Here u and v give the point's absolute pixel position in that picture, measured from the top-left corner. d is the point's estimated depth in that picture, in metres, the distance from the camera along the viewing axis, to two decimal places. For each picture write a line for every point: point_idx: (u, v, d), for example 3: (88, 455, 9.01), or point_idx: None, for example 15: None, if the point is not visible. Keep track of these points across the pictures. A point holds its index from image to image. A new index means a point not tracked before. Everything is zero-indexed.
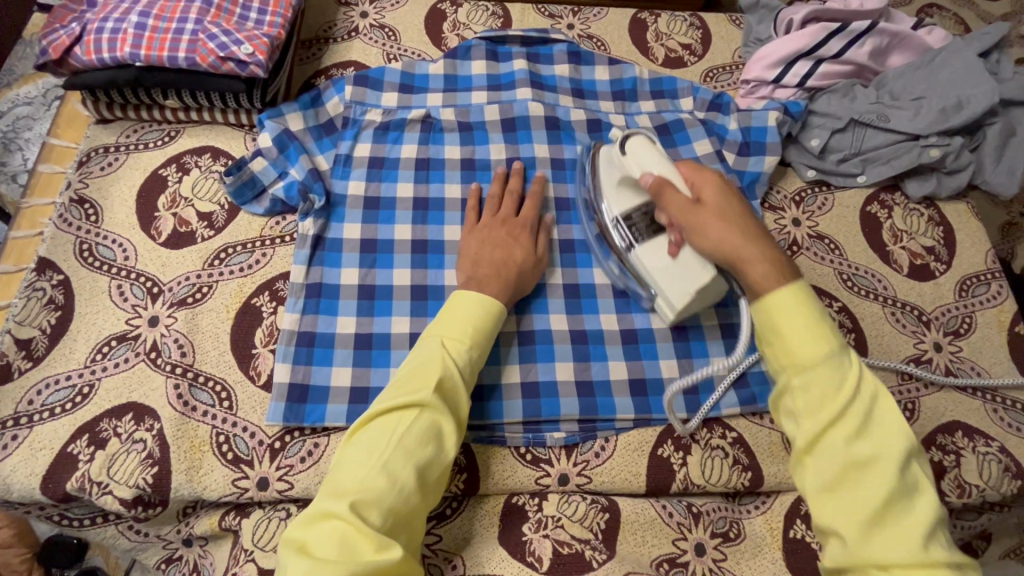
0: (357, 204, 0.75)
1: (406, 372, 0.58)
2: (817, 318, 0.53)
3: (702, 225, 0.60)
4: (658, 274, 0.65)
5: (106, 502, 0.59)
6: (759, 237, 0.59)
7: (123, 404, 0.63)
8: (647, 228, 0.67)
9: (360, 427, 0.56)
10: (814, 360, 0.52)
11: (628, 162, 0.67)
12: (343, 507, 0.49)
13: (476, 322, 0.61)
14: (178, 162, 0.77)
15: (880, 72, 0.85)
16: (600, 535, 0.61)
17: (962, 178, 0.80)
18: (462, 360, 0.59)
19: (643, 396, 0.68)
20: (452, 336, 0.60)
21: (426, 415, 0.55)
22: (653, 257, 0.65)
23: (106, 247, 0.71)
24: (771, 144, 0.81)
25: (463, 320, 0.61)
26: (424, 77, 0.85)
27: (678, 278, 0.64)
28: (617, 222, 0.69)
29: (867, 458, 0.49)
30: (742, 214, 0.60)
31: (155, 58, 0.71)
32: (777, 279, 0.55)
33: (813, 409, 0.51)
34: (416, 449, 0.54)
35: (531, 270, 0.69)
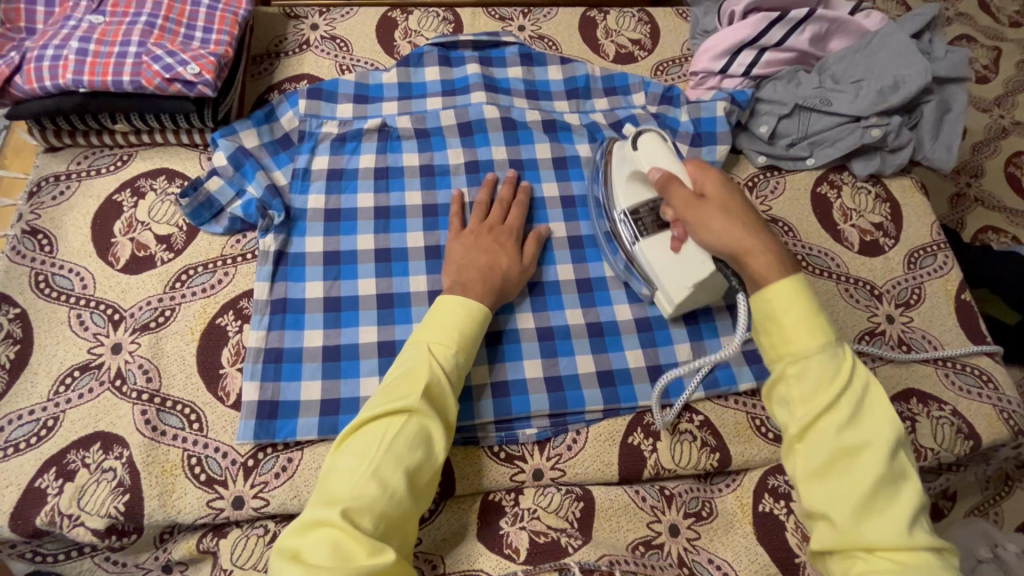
0: (317, 217, 0.75)
1: (395, 378, 0.58)
2: (814, 309, 0.54)
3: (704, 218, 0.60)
4: (660, 266, 0.67)
5: (78, 534, 0.59)
6: (762, 226, 0.60)
7: (90, 434, 0.62)
8: (653, 223, 0.69)
9: (353, 433, 0.55)
10: (808, 350, 0.53)
11: (639, 157, 0.69)
12: (334, 514, 0.49)
13: (463, 327, 0.62)
14: (132, 186, 0.76)
15: (822, 57, 0.88)
16: (575, 523, 0.63)
17: (904, 156, 0.83)
18: (449, 363, 0.59)
19: (611, 387, 0.69)
20: (438, 341, 0.60)
21: (417, 418, 0.55)
22: (658, 249, 0.67)
23: (63, 276, 0.70)
24: (722, 133, 0.83)
25: (449, 324, 0.61)
26: (378, 87, 0.85)
27: (680, 269, 0.65)
28: (625, 216, 0.71)
29: (858, 446, 0.50)
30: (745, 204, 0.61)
31: (99, 84, 0.70)
32: (780, 270, 0.56)
33: (808, 397, 0.52)
34: (405, 455, 0.53)
35: (517, 277, 0.70)
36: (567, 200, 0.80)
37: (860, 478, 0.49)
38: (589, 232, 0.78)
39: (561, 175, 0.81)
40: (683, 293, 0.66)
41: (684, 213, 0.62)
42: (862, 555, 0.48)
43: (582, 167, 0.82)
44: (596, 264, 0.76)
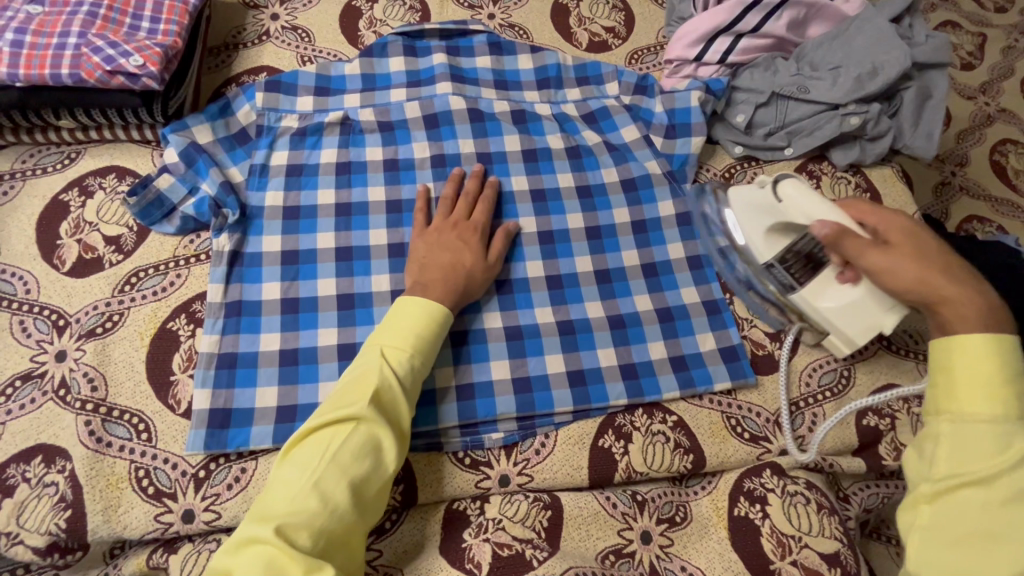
0: (275, 215, 0.72)
1: (346, 384, 0.55)
2: (1004, 379, 0.50)
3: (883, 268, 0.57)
4: (836, 316, 0.64)
5: (18, 553, 0.56)
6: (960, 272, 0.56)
7: (31, 447, 0.59)
8: (805, 268, 0.66)
9: (299, 439, 0.53)
10: (978, 413, 0.50)
11: (787, 209, 0.64)
12: (267, 531, 0.46)
13: (419, 329, 0.59)
14: (80, 185, 0.72)
15: (800, 44, 0.85)
16: (543, 533, 0.60)
17: (885, 144, 0.80)
18: (402, 368, 0.57)
19: (582, 387, 0.66)
20: (391, 344, 0.58)
21: (364, 425, 0.53)
22: (828, 295, 0.65)
23: (5, 281, 0.67)
24: (697, 124, 0.80)
25: (406, 327, 0.59)
26: (341, 79, 0.82)
27: (862, 317, 0.63)
28: (771, 266, 0.67)
29: (1008, 535, 0.46)
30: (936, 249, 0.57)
31: (36, 77, 0.66)
32: (982, 325, 0.52)
33: (963, 460, 0.49)
34: (350, 465, 0.51)
35: (480, 275, 0.67)
36: (537, 194, 0.77)
37: (1002, 566, 0.45)
38: (561, 226, 0.76)
39: (531, 169, 0.78)
40: (868, 335, 0.64)
41: (865, 262, 0.58)
42: None
43: (552, 159, 0.79)
44: (567, 259, 0.74)
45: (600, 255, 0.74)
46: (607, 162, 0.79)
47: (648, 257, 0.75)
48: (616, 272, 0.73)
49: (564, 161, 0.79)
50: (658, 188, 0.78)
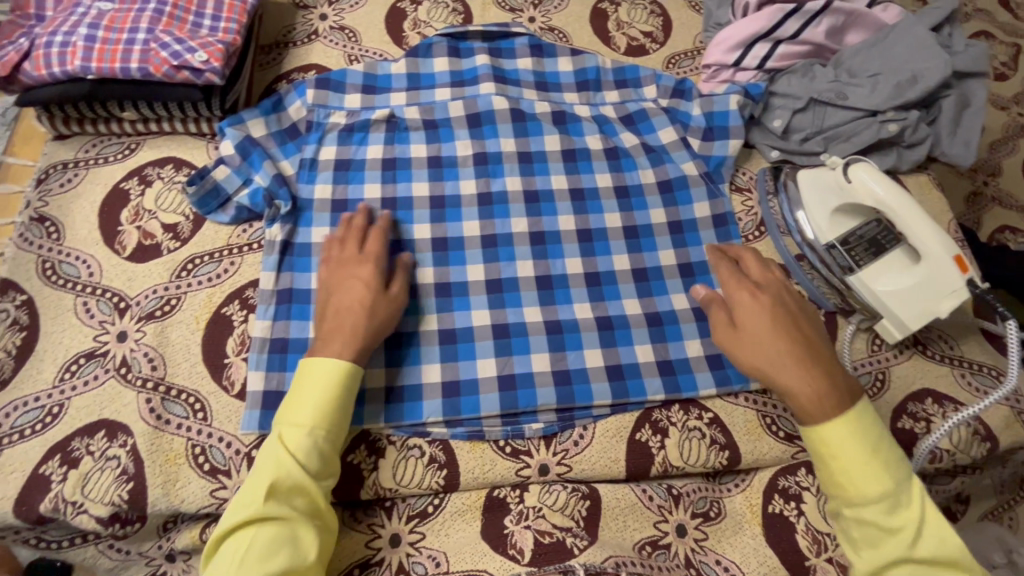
0: (324, 207, 0.75)
1: (251, 478, 0.56)
2: (869, 457, 0.56)
3: (735, 346, 0.62)
4: (892, 299, 0.67)
5: (82, 521, 0.59)
6: (787, 340, 0.61)
7: (95, 422, 0.62)
8: (867, 252, 0.70)
9: (218, 542, 0.55)
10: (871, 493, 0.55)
11: (854, 190, 0.70)
12: None
13: (317, 403, 0.58)
14: (140, 174, 0.75)
15: (838, 51, 0.86)
16: (582, 522, 0.62)
17: (921, 151, 0.81)
18: (302, 447, 0.56)
19: (620, 381, 0.68)
20: (289, 426, 0.57)
21: (270, 519, 0.54)
22: (886, 280, 0.68)
23: (69, 264, 0.70)
24: (735, 127, 0.82)
25: (301, 402, 0.58)
26: (387, 78, 0.84)
27: (918, 302, 0.66)
28: (833, 246, 0.71)
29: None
30: (770, 312, 0.62)
31: (107, 70, 0.69)
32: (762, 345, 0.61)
33: (874, 543, 0.55)
34: (261, 565, 0.52)
35: (382, 306, 0.64)
36: (576, 193, 0.79)
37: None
38: (599, 225, 0.77)
39: (570, 168, 0.80)
40: (924, 321, 0.66)
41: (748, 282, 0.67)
42: None
43: (591, 160, 0.81)
44: (605, 257, 0.75)
45: (638, 254, 0.76)
46: (645, 163, 0.81)
47: (684, 257, 0.76)
48: (653, 271, 0.75)
49: (603, 161, 0.81)
50: (695, 189, 0.80)
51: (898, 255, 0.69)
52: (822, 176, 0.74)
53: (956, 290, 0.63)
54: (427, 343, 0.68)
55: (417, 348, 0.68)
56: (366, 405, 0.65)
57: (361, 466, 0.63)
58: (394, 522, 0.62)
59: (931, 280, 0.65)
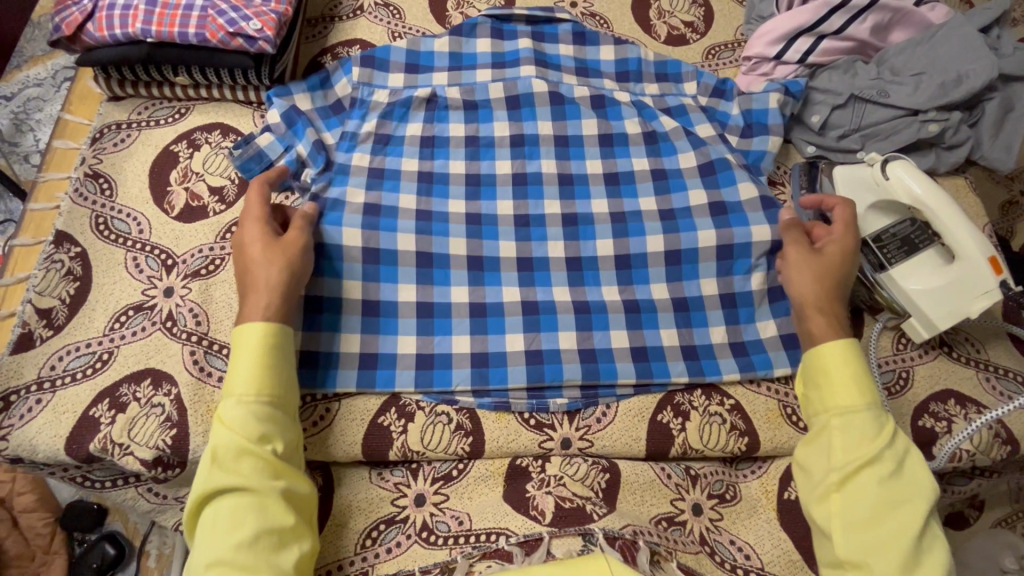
0: (360, 173, 0.76)
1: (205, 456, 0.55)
2: (860, 376, 0.60)
3: (804, 263, 0.66)
4: (921, 297, 0.68)
5: (127, 463, 0.62)
6: (840, 281, 0.66)
7: (142, 370, 0.65)
8: (899, 251, 0.70)
9: (196, 521, 0.55)
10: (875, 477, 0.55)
11: (891, 187, 0.70)
12: None
13: (244, 372, 0.58)
14: (189, 138, 0.78)
15: (881, 49, 0.86)
16: (600, 493, 0.64)
17: (961, 153, 0.80)
18: (235, 416, 0.56)
19: (645, 361, 0.69)
20: (224, 400, 0.58)
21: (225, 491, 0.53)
22: (916, 279, 0.68)
23: (121, 220, 0.73)
24: (774, 125, 0.81)
25: (233, 373, 0.58)
26: (429, 55, 0.85)
27: (948, 300, 0.66)
28: (865, 244, 0.71)
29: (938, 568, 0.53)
30: (843, 256, 0.66)
31: (166, 35, 0.72)
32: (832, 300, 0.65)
33: (849, 449, 0.57)
34: (231, 530, 0.52)
35: (259, 295, 0.61)
36: (611, 177, 0.80)
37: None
38: (634, 209, 0.77)
39: (606, 153, 0.81)
40: (951, 321, 0.66)
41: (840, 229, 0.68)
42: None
43: (628, 146, 0.81)
44: (639, 238, 0.75)
45: (674, 235, 0.75)
46: (685, 148, 0.81)
47: (725, 238, 0.74)
48: (687, 253, 0.74)
49: (640, 147, 0.81)
50: (738, 171, 0.78)
51: (929, 255, 0.69)
52: (859, 173, 0.73)
53: (986, 292, 0.64)
54: (458, 316, 0.70)
55: (447, 320, 0.70)
56: (398, 370, 0.67)
57: (389, 427, 0.66)
58: (419, 482, 0.65)
59: (963, 279, 0.65)
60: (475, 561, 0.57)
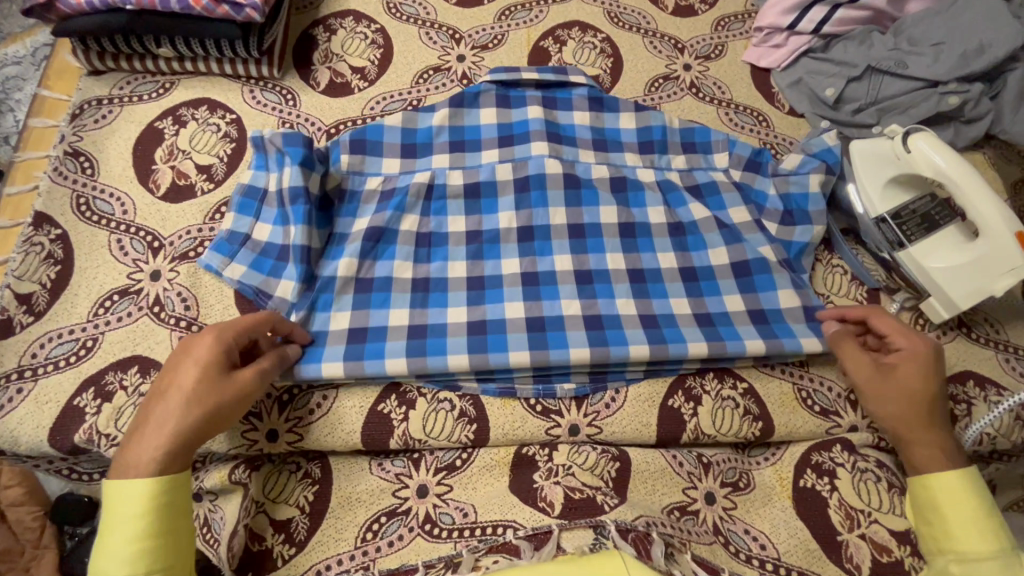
0: (346, 287, 0.66)
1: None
2: (985, 513, 0.53)
3: (880, 394, 0.59)
4: (942, 276, 0.65)
5: (115, 454, 0.59)
6: (932, 406, 0.58)
7: (129, 357, 0.62)
8: (918, 227, 0.67)
9: None
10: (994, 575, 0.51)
11: (911, 160, 0.66)
12: None
13: (126, 540, 0.48)
14: (174, 114, 0.74)
15: (899, 19, 0.82)
16: (610, 483, 0.61)
17: (980, 128, 0.77)
18: None
19: (655, 328, 0.65)
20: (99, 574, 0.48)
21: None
22: (936, 257, 0.66)
23: (103, 201, 0.69)
24: (817, 212, 0.72)
25: (114, 536, 0.49)
26: (427, 131, 0.74)
27: (970, 280, 0.63)
28: (882, 221, 0.69)
29: None
30: (928, 383, 0.58)
31: (146, 2, 0.68)
32: (919, 429, 0.57)
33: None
34: None
35: (157, 441, 0.51)
36: (636, 274, 0.69)
37: None
38: (665, 311, 0.67)
39: (629, 246, 0.70)
40: (975, 301, 0.63)
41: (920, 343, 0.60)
42: None
43: (652, 236, 0.71)
44: (678, 346, 0.64)
45: (717, 343, 0.64)
46: (717, 241, 0.71)
47: (774, 347, 0.64)
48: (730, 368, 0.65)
49: (666, 238, 0.71)
50: (777, 274, 0.69)
51: (950, 232, 0.66)
52: (878, 146, 0.70)
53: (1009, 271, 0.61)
54: (454, 289, 0.67)
55: (443, 294, 0.67)
56: (389, 343, 0.63)
57: (390, 415, 0.63)
58: (422, 473, 0.62)
59: (988, 257, 0.62)
60: (481, 554, 0.55)
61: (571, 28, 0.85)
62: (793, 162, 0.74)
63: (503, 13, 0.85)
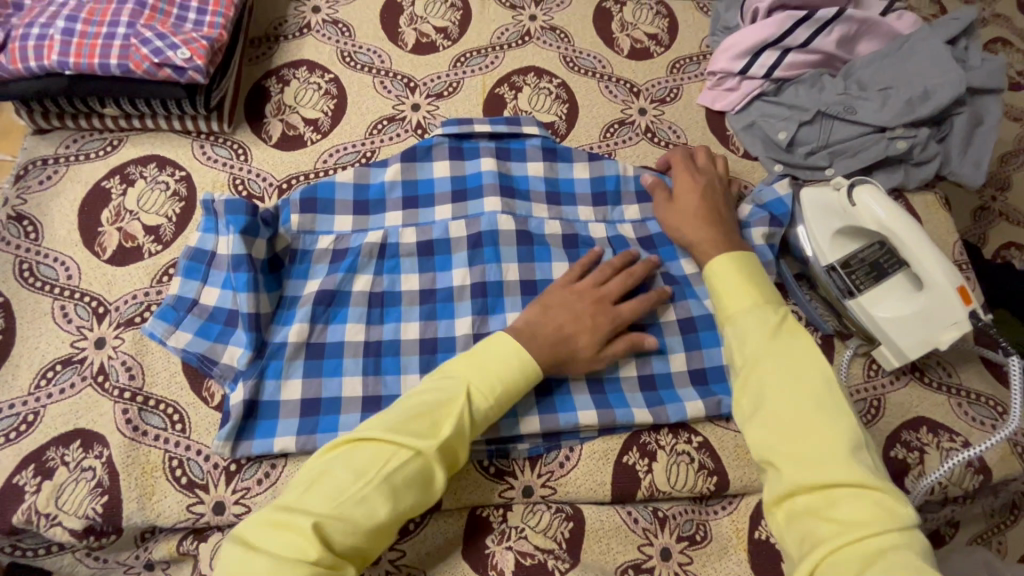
0: (297, 353, 0.65)
1: (423, 399, 0.55)
2: (749, 280, 0.62)
3: (669, 214, 0.72)
4: (891, 326, 0.66)
5: (56, 534, 0.57)
6: (714, 215, 0.70)
7: (70, 431, 0.61)
8: (867, 276, 0.67)
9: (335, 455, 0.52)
10: (744, 311, 0.60)
11: (857, 213, 0.67)
12: (308, 522, 0.47)
13: (504, 378, 0.57)
14: (122, 173, 0.73)
15: (848, 61, 0.83)
16: (564, 544, 0.62)
17: (930, 169, 0.78)
18: (479, 412, 0.56)
19: (602, 394, 0.66)
20: (479, 382, 0.56)
21: (392, 441, 0.51)
22: (885, 306, 0.66)
23: (47, 266, 0.68)
24: (765, 263, 0.73)
25: (496, 369, 0.57)
26: (380, 187, 0.74)
27: (916, 329, 0.64)
28: (833, 269, 0.69)
29: (789, 353, 0.56)
30: (703, 197, 0.71)
31: (85, 66, 0.67)
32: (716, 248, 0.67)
33: (750, 341, 0.58)
34: (401, 487, 0.50)
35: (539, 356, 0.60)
36: None
37: (801, 369, 0.55)
38: (612, 372, 0.68)
39: None
40: (921, 350, 0.64)
41: (683, 172, 0.74)
42: (768, 369, 0.55)
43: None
44: (624, 411, 0.65)
45: (659, 407, 0.66)
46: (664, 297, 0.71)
47: (714, 408, 0.66)
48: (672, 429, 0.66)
49: None
50: None
51: (898, 280, 0.66)
52: (825, 197, 0.71)
53: (953, 325, 0.62)
54: (407, 353, 0.67)
55: (395, 358, 0.66)
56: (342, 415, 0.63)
57: None
58: None
59: (933, 309, 0.63)
60: None
61: (526, 73, 0.85)
62: (745, 211, 0.76)
63: (458, 60, 0.85)
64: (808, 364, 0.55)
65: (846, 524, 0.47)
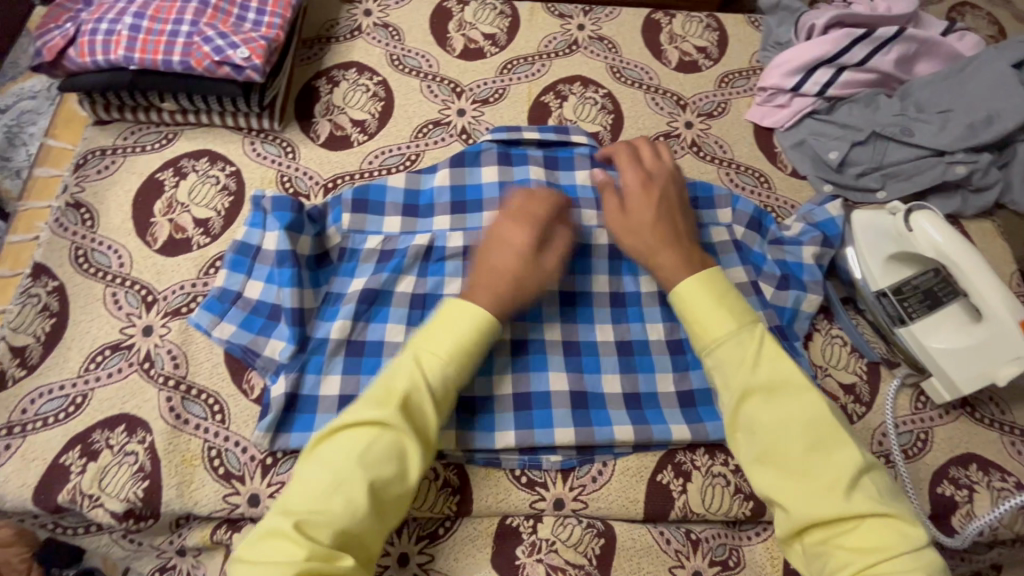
0: (338, 350, 0.66)
1: (381, 384, 0.55)
2: (719, 301, 0.58)
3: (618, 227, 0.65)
4: (945, 358, 0.63)
5: (97, 515, 0.59)
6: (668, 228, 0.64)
7: (116, 415, 0.62)
8: (920, 304, 0.66)
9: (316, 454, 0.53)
10: (718, 337, 0.57)
11: (914, 238, 0.66)
12: (288, 525, 0.48)
13: (457, 338, 0.56)
14: (175, 165, 0.75)
15: (906, 81, 0.81)
16: (594, 560, 0.61)
17: (989, 197, 0.75)
18: (436, 377, 0.55)
19: (638, 409, 0.65)
20: (429, 350, 0.56)
21: (367, 419, 0.52)
22: (941, 337, 0.64)
23: (101, 253, 0.70)
24: (812, 282, 0.71)
25: (452, 333, 0.57)
26: (429, 192, 0.74)
27: (974, 362, 0.62)
28: (883, 295, 0.67)
29: (769, 384, 0.54)
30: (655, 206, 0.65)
31: (150, 62, 0.70)
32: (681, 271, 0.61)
33: (729, 370, 0.56)
34: (374, 466, 0.51)
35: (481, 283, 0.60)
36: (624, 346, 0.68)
37: (787, 401, 0.54)
38: (649, 388, 0.67)
39: (618, 316, 0.70)
40: (976, 385, 0.62)
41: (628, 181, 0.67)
42: (760, 404, 0.54)
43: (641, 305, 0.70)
44: (661, 428, 0.64)
45: (698, 424, 0.65)
46: None
47: None
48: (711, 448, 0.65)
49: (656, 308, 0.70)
50: None
51: (954, 310, 0.65)
52: (880, 221, 0.70)
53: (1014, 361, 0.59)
54: None
55: None
56: None
57: None
58: (403, 541, 0.61)
59: (994, 342, 0.61)
60: None
61: (573, 83, 0.85)
62: (794, 230, 0.74)
63: (506, 66, 0.86)
64: (788, 385, 0.54)
65: (863, 549, 0.48)
